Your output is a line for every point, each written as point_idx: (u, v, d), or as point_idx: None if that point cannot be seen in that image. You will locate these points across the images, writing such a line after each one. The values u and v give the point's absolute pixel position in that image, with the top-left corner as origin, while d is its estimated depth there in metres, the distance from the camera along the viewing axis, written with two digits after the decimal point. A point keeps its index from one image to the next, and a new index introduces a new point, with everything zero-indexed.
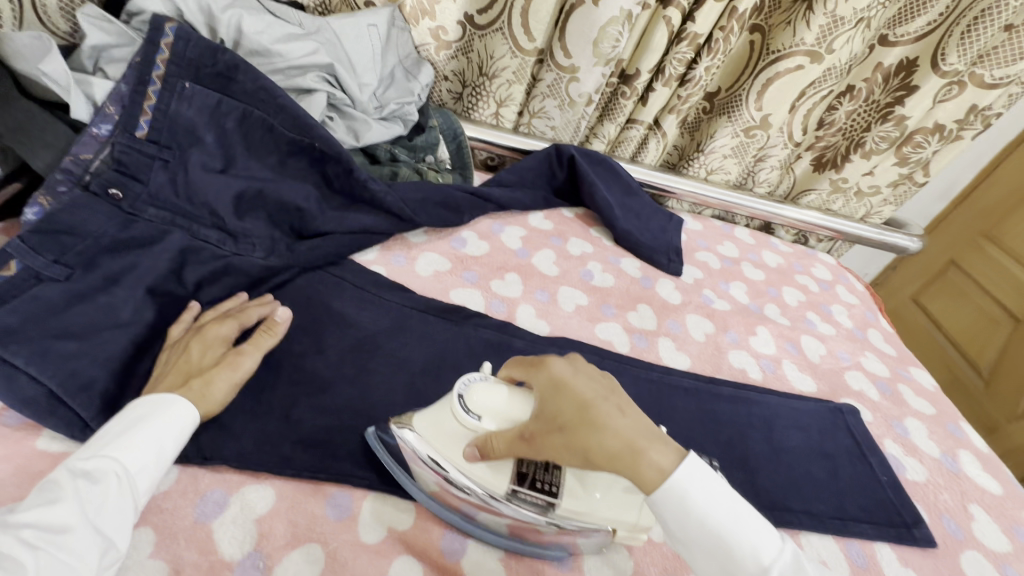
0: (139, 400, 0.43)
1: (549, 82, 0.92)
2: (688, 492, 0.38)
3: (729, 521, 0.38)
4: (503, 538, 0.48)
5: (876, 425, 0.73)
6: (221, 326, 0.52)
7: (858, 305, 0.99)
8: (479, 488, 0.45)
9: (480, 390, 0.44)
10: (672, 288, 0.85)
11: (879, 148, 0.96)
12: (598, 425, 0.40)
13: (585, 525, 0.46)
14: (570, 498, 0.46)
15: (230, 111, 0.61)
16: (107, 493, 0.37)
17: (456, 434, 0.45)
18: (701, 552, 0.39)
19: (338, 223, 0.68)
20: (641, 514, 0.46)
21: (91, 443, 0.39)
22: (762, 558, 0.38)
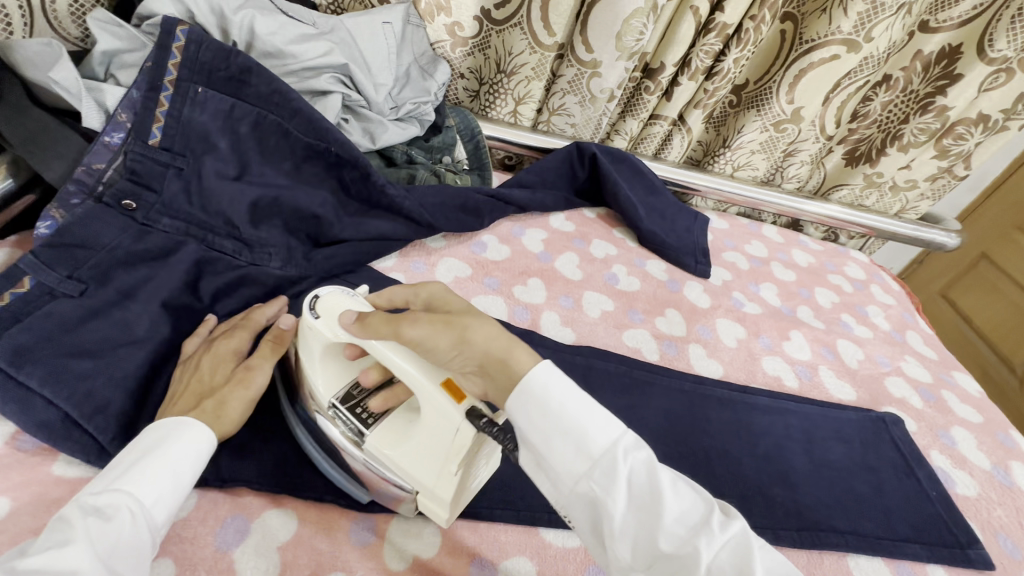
0: (145, 429, 0.41)
1: (569, 78, 0.89)
2: (542, 378, 0.37)
3: (581, 402, 0.36)
4: (325, 468, 0.47)
5: (921, 435, 0.69)
6: (229, 342, 0.50)
7: (895, 305, 0.94)
8: (310, 386, 0.46)
9: (344, 295, 0.46)
10: (700, 291, 0.82)
11: (918, 140, 0.92)
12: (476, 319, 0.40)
13: (383, 467, 0.43)
14: (379, 440, 0.43)
15: (243, 116, 0.59)
16: (122, 530, 0.35)
17: (304, 333, 0.46)
18: (559, 443, 0.36)
19: (356, 230, 0.66)
20: (438, 482, 0.41)
21: (101, 478, 0.37)
22: (612, 437, 0.36)
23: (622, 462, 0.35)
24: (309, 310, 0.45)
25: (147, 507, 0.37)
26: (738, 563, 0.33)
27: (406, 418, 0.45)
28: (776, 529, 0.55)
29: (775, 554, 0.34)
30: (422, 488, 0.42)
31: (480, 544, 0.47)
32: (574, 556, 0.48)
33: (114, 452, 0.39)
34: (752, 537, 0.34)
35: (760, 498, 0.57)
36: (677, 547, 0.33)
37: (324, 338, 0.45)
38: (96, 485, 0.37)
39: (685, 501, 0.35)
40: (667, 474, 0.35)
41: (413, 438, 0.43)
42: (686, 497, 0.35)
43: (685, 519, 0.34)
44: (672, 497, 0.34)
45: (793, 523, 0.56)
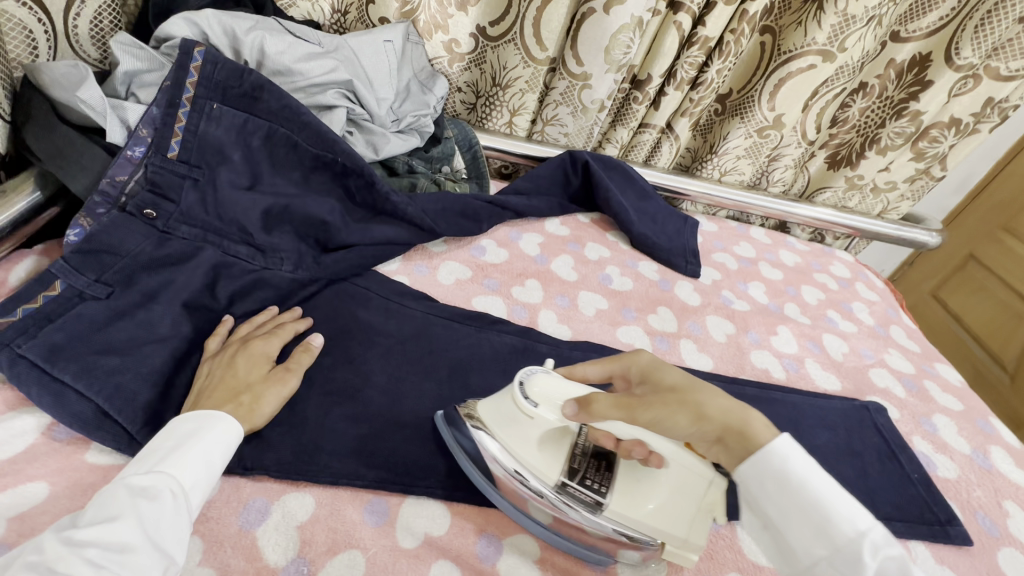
0: (180, 420, 0.44)
1: (561, 90, 0.93)
2: (782, 455, 0.38)
3: (824, 488, 0.36)
4: (565, 544, 0.49)
5: (903, 422, 0.72)
6: (265, 346, 0.54)
7: (879, 302, 0.98)
8: (534, 469, 0.49)
9: (545, 374, 0.49)
10: (691, 290, 0.86)
11: (894, 144, 0.96)
12: (696, 395, 0.42)
13: (632, 529, 0.48)
14: (620, 500, 0.48)
15: (256, 129, 0.63)
16: (164, 508, 0.38)
17: (519, 421, 0.49)
18: (798, 521, 0.36)
19: (362, 235, 0.70)
20: (692, 532, 0.46)
21: (142, 463, 0.41)
22: (858, 526, 0.35)
23: (867, 553, 0.34)
24: (525, 400, 0.48)
25: (186, 487, 0.40)
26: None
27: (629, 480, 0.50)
28: None
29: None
30: (672, 538, 0.47)
31: (484, 523, 0.50)
32: None
33: (151, 441, 0.43)
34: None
35: None
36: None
37: (542, 424, 0.49)
38: (139, 469, 0.40)
39: None
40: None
41: (655, 493, 0.48)
42: None
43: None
44: None
45: None
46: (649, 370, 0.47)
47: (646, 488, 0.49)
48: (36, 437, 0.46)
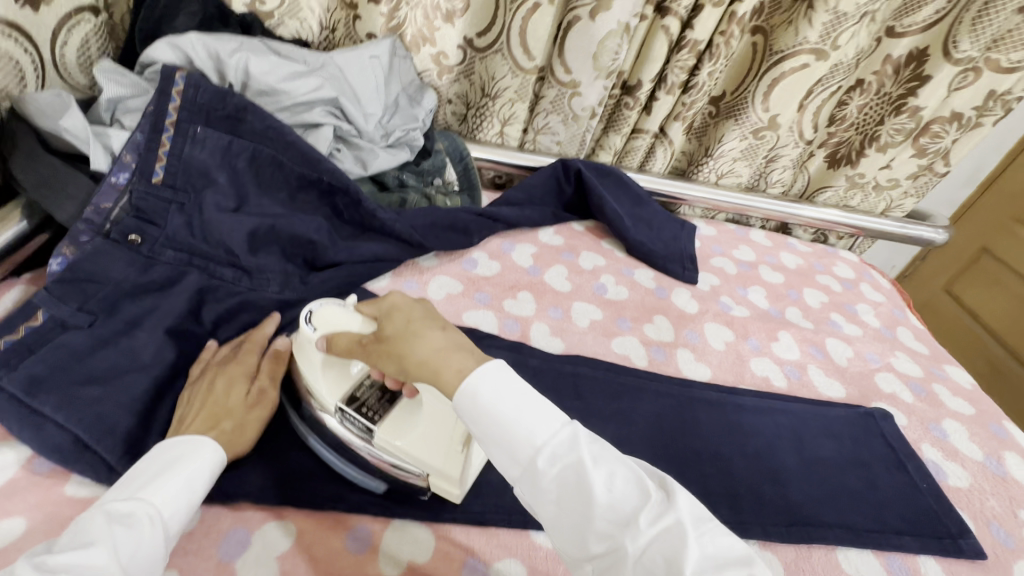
0: (165, 444, 0.44)
1: (551, 98, 0.92)
2: (478, 390, 0.40)
3: (514, 412, 0.39)
4: (343, 467, 0.50)
5: (912, 429, 0.70)
6: (243, 364, 0.52)
7: (885, 303, 0.96)
8: (315, 392, 0.50)
9: (337, 306, 0.51)
10: (688, 297, 0.84)
11: (895, 140, 0.94)
12: (404, 348, 0.43)
13: (396, 459, 0.48)
14: (387, 431, 0.48)
15: (240, 151, 0.63)
16: (141, 538, 0.37)
17: (306, 349, 0.51)
18: (495, 448, 0.39)
19: (351, 253, 0.69)
20: (447, 463, 0.48)
21: (123, 486, 0.40)
22: (538, 441, 0.38)
23: (549, 464, 0.38)
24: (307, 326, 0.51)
25: (165, 517, 0.39)
26: (669, 552, 0.34)
27: (407, 410, 0.50)
28: (767, 526, 0.56)
29: (714, 538, 0.35)
30: (429, 468, 0.48)
31: (473, 547, 0.49)
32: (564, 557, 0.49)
33: (132, 466, 0.42)
34: (687, 528, 0.35)
35: (750, 496, 0.58)
36: (605, 541, 0.36)
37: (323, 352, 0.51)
38: (117, 495, 0.39)
39: (617, 491, 0.37)
40: (596, 473, 0.37)
41: (417, 428, 0.49)
42: (619, 488, 0.37)
43: (614, 513, 0.36)
44: (599, 491, 0.36)
45: (783, 519, 0.57)
46: (394, 308, 0.47)
47: (412, 423, 0.49)
48: (16, 471, 0.45)
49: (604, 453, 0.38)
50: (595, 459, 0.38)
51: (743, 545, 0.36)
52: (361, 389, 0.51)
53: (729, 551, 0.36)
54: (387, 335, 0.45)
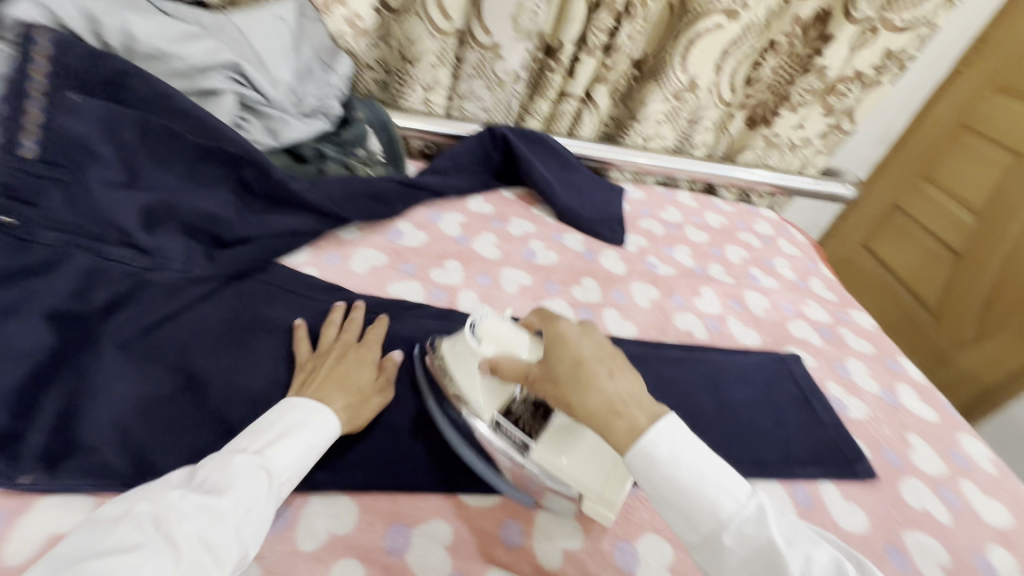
0: (291, 405, 0.48)
1: (473, 62, 0.90)
2: (659, 457, 0.40)
3: (698, 482, 0.40)
4: (491, 478, 0.51)
5: (819, 369, 0.75)
6: (368, 350, 0.57)
7: (799, 256, 1.01)
8: (469, 400, 0.51)
9: (500, 322, 0.53)
10: (616, 258, 0.86)
11: (805, 100, 0.99)
12: (584, 384, 0.43)
13: (553, 478, 0.48)
14: (546, 450, 0.48)
15: (125, 121, 0.58)
16: (259, 492, 0.41)
17: (467, 359, 0.52)
18: (676, 511, 0.40)
19: (262, 227, 0.66)
20: (607, 487, 0.47)
21: (252, 437, 0.45)
22: (725, 514, 0.39)
23: (737, 541, 0.38)
24: (472, 337, 0.52)
25: (280, 480, 0.43)
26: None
27: (564, 431, 0.50)
28: None
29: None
30: (586, 489, 0.47)
31: (396, 513, 0.48)
32: (489, 514, 0.50)
33: (264, 418, 0.46)
34: None
35: None
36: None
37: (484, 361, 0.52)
38: (248, 444, 0.44)
39: (812, 572, 0.38)
40: (793, 555, 0.37)
41: (578, 448, 0.49)
42: (816, 572, 0.38)
43: None
44: (796, 572, 0.37)
45: None
46: (564, 340, 0.46)
47: (572, 443, 0.49)
48: None
49: (790, 527, 0.39)
50: (783, 534, 0.38)
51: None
52: (514, 404, 0.52)
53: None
54: (560, 378, 0.44)
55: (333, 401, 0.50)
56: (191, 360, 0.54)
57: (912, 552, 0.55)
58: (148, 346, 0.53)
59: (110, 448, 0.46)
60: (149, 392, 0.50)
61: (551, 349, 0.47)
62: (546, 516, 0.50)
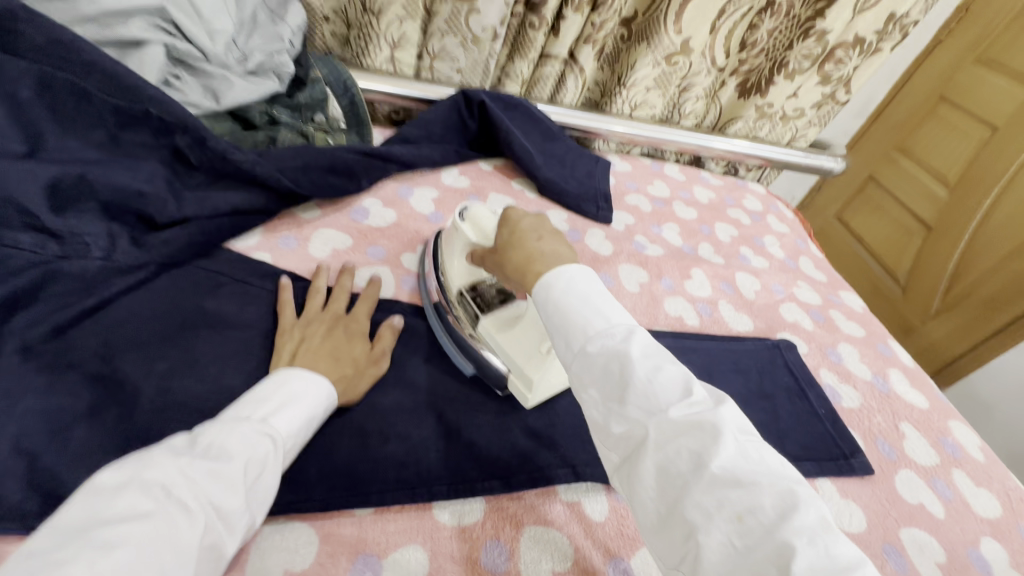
0: (292, 374, 0.44)
1: (445, 16, 0.80)
2: (550, 281, 0.40)
3: (578, 302, 0.39)
4: (443, 343, 0.57)
5: (812, 355, 0.72)
6: (357, 323, 0.54)
7: (788, 233, 0.97)
8: (446, 274, 0.57)
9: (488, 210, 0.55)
10: (602, 238, 0.80)
11: (802, 67, 0.92)
12: (518, 244, 0.46)
13: (489, 347, 0.54)
14: (491, 324, 0.54)
15: (20, 75, 0.48)
16: (268, 458, 0.37)
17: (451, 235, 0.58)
18: (558, 332, 0.39)
19: (199, 205, 0.56)
20: (528, 365, 0.52)
21: (251, 404, 0.40)
22: (593, 330, 0.37)
23: (600, 351, 0.37)
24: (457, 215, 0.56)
25: (285, 445, 0.40)
26: (697, 448, 0.32)
27: (518, 316, 0.55)
28: None
29: (757, 452, 0.33)
30: (512, 364, 0.53)
31: (364, 540, 0.42)
32: (470, 534, 0.45)
33: (260, 387, 0.42)
34: (723, 430, 0.32)
35: None
36: (629, 426, 0.35)
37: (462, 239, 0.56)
38: (251, 412, 0.40)
39: (664, 389, 0.35)
40: (643, 364, 0.35)
41: (521, 328, 0.54)
42: (664, 388, 0.35)
43: (652, 403, 0.34)
44: (644, 383, 0.34)
45: None
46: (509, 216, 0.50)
47: (518, 323, 0.54)
48: None
49: (657, 350, 0.37)
50: (644, 352, 0.36)
51: (789, 479, 0.32)
52: (482, 285, 0.57)
53: (775, 472, 0.32)
54: (498, 244, 0.49)
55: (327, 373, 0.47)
56: (118, 367, 0.46)
57: (908, 549, 0.53)
58: (59, 352, 0.45)
59: (13, 480, 0.38)
60: (62, 408, 0.42)
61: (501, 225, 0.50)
62: (534, 535, 0.46)
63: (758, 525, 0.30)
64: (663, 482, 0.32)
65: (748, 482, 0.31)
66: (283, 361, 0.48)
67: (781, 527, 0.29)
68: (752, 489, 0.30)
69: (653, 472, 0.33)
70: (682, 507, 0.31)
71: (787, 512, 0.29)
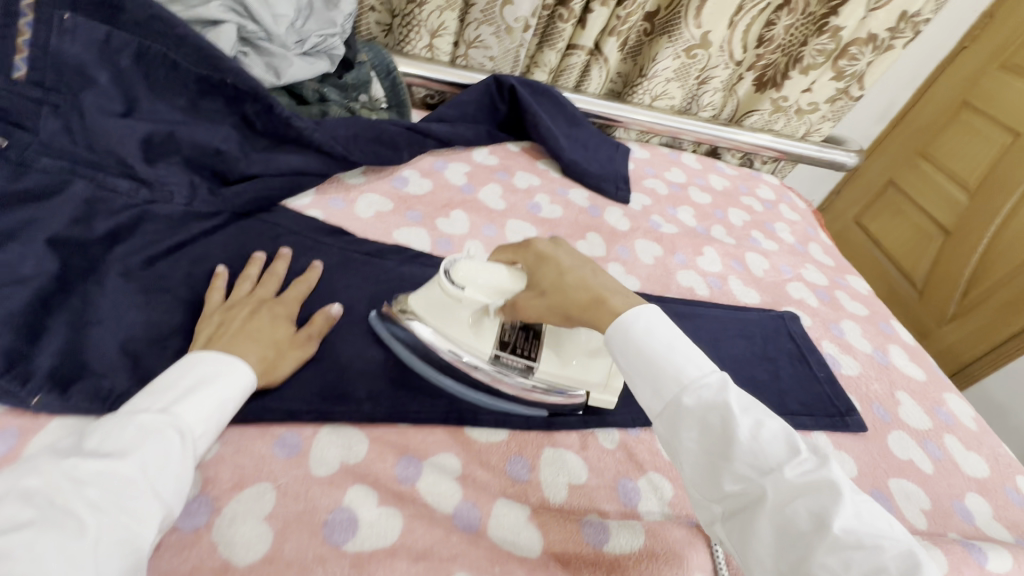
0: (196, 359, 0.44)
1: (482, 7, 0.87)
2: (629, 323, 0.42)
3: (666, 352, 0.41)
4: (503, 409, 0.54)
5: (815, 328, 0.77)
6: (283, 306, 0.54)
7: (800, 221, 1.02)
8: (472, 346, 0.54)
9: (471, 260, 0.52)
10: (621, 215, 0.85)
11: (816, 62, 0.96)
12: (571, 281, 0.46)
13: (563, 385, 0.54)
14: (548, 361, 0.55)
15: (122, 47, 0.56)
16: (171, 450, 0.38)
17: (450, 305, 0.54)
18: (640, 376, 0.41)
19: (265, 165, 0.64)
20: (609, 377, 0.55)
21: (156, 395, 0.41)
22: (686, 379, 0.39)
23: (697, 402, 0.38)
24: (449, 283, 0.52)
25: (192, 434, 0.40)
26: (817, 507, 0.33)
27: (555, 344, 0.55)
28: None
29: (873, 510, 0.34)
30: (593, 385, 0.54)
31: (407, 445, 0.49)
32: (497, 449, 0.51)
33: (163, 375, 0.42)
34: (842, 487, 0.34)
35: None
36: (738, 483, 0.36)
37: (470, 303, 0.53)
38: (151, 403, 0.40)
39: (769, 445, 0.36)
40: (744, 419, 0.37)
41: (576, 351, 0.55)
42: (767, 441, 0.36)
43: (759, 459, 0.36)
44: (747, 438, 0.36)
45: None
46: (544, 258, 0.48)
47: (568, 345, 0.55)
48: None
49: (754, 402, 0.39)
50: (743, 403, 0.38)
51: (905, 536, 0.33)
52: (505, 332, 0.56)
53: (889, 531, 0.34)
54: (546, 291, 0.47)
55: (249, 354, 0.47)
56: (199, 294, 0.53)
57: (895, 496, 0.58)
58: (152, 279, 0.52)
59: (121, 374, 0.45)
60: (158, 321, 0.49)
61: (537, 268, 0.49)
62: (552, 455, 0.52)
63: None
64: (782, 538, 0.34)
65: (870, 541, 0.32)
66: (198, 345, 0.47)
67: None
68: (874, 546, 0.32)
69: (768, 530, 0.34)
70: (807, 568, 0.32)
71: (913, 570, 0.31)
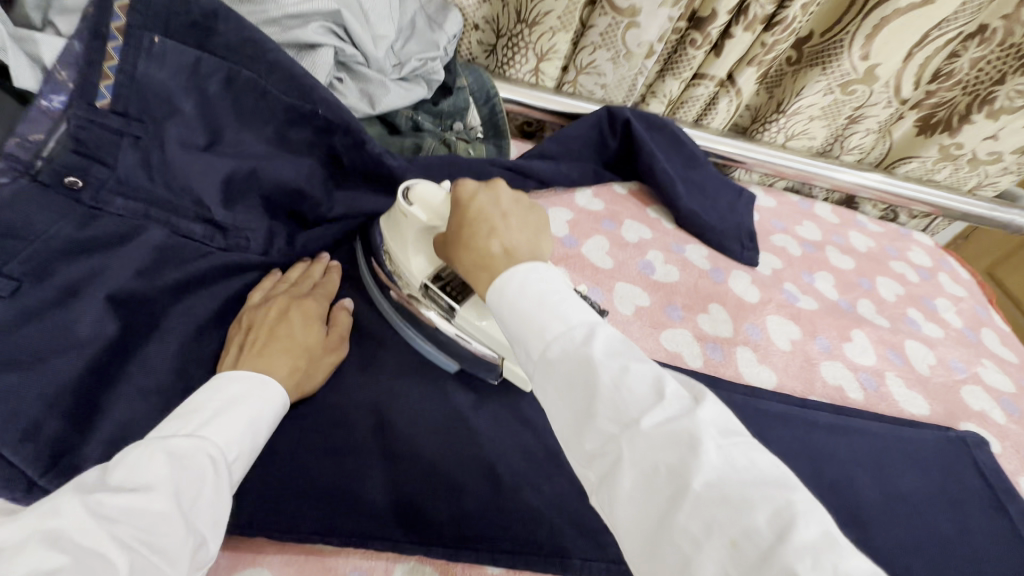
0: (225, 378, 0.41)
1: (602, 28, 0.75)
2: (502, 282, 0.34)
3: (534, 304, 0.32)
4: (420, 345, 0.54)
5: (1007, 458, 0.61)
6: (314, 305, 0.50)
7: (966, 298, 0.83)
8: (403, 272, 0.51)
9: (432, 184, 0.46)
10: (748, 283, 0.71)
11: (1013, 106, 0.78)
12: (470, 238, 0.40)
13: (475, 339, 0.50)
14: (467, 313, 0.50)
15: (212, 72, 0.49)
16: (207, 480, 0.34)
17: (400, 222, 0.50)
18: (513, 337, 0.33)
19: (347, 207, 0.58)
20: None
21: (183, 418, 0.37)
22: (550, 334, 0.31)
23: (560, 357, 0.30)
24: (400, 198, 0.47)
25: (227, 459, 0.37)
26: (673, 461, 0.26)
27: None
28: None
29: (745, 454, 0.27)
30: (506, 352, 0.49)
31: None
32: None
33: (192, 396, 0.39)
34: (704, 438, 0.27)
35: None
36: (600, 442, 0.28)
37: (415, 225, 0.48)
38: (178, 426, 0.36)
39: (636, 397, 0.28)
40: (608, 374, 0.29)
41: None
42: (634, 391, 0.28)
43: (621, 413, 0.28)
44: (609, 395, 0.28)
45: None
46: (458, 204, 0.42)
47: None
48: None
49: (627, 349, 0.30)
50: (610, 354, 0.30)
51: (789, 487, 0.26)
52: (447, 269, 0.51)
53: (762, 472, 0.27)
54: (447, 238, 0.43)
55: (277, 369, 0.44)
56: None
57: None
58: None
59: None
60: None
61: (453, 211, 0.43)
62: None
63: (753, 549, 0.24)
64: (643, 500, 0.27)
65: (738, 497, 0.25)
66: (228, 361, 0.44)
67: (779, 548, 0.23)
68: (742, 505, 0.25)
69: (632, 493, 0.27)
70: (668, 535, 0.26)
71: (785, 526, 0.24)
